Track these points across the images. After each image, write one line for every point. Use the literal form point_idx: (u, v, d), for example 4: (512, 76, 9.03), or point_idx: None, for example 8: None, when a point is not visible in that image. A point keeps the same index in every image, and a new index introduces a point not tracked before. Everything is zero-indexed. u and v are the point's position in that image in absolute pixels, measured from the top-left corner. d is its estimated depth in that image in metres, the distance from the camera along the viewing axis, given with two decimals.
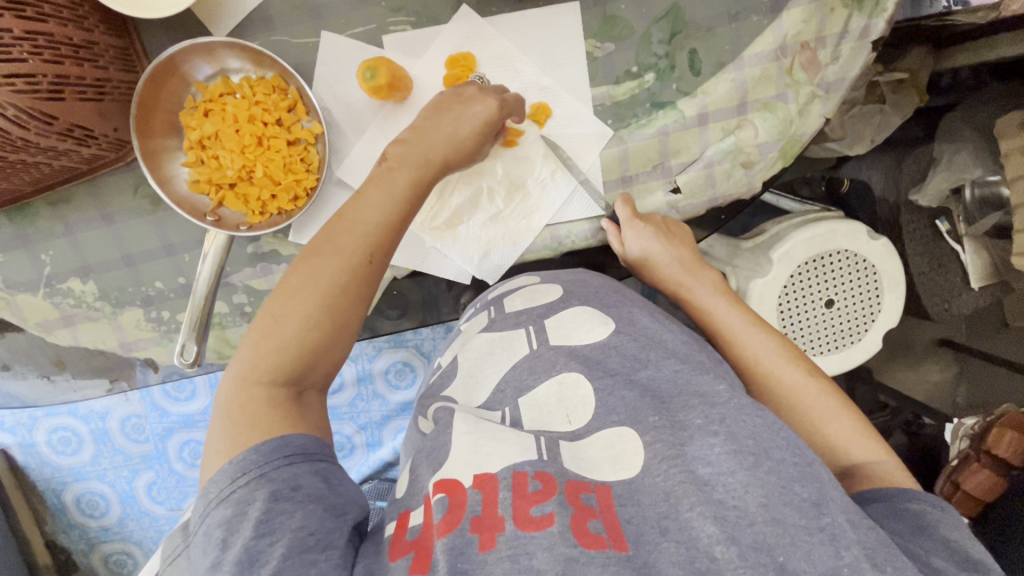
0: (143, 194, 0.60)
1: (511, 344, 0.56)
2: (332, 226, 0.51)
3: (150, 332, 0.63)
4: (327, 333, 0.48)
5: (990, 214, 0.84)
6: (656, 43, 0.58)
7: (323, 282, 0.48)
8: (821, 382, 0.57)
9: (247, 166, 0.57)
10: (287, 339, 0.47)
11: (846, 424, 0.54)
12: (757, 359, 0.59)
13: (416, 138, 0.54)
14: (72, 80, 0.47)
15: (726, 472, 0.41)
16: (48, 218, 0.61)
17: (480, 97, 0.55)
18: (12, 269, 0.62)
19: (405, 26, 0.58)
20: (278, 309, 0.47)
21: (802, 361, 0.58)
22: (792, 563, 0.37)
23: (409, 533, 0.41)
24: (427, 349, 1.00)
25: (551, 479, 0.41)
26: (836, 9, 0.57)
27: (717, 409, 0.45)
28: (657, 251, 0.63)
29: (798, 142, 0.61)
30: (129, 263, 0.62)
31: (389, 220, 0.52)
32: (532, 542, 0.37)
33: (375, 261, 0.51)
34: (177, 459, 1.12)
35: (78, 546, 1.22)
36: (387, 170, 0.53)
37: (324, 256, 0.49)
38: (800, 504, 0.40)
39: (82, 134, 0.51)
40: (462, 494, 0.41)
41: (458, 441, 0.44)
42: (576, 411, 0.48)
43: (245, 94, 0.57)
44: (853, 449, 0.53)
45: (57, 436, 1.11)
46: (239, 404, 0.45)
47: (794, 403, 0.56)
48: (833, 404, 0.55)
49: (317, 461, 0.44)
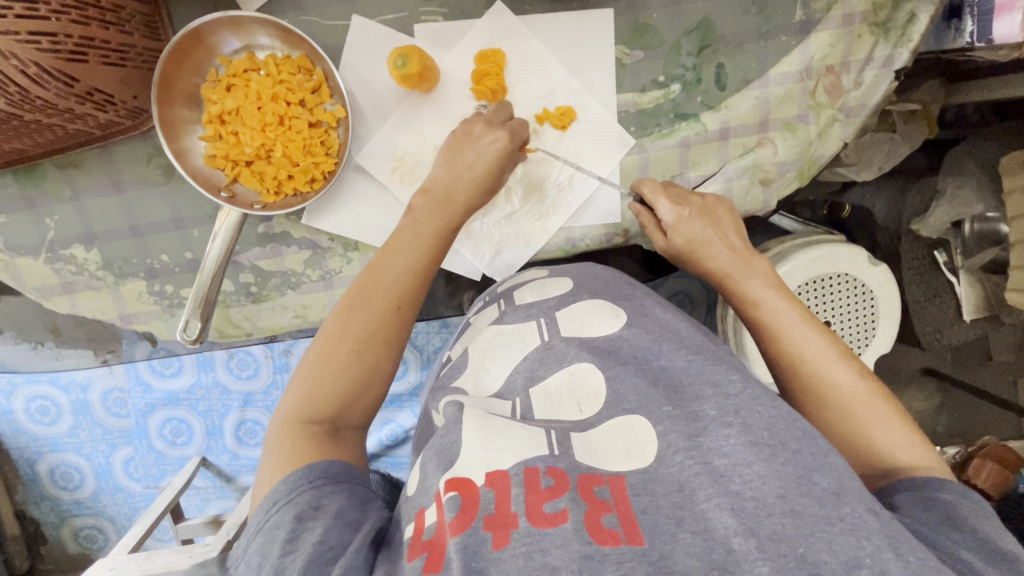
0: (157, 164, 0.59)
1: (522, 335, 0.55)
2: (367, 280, 0.53)
3: (151, 305, 0.62)
4: (359, 377, 0.50)
5: (988, 248, 0.88)
6: (685, 54, 0.58)
7: (356, 332, 0.50)
8: (872, 385, 0.51)
9: (267, 144, 0.56)
10: (323, 384, 0.48)
11: (896, 426, 0.49)
12: (805, 357, 0.52)
13: (438, 189, 0.57)
14: (97, 43, 0.46)
15: (742, 463, 0.39)
16: (57, 181, 0.59)
17: (490, 131, 0.57)
18: (14, 229, 0.60)
19: (437, 17, 0.57)
20: (314, 359, 0.49)
21: (852, 361, 0.52)
22: (813, 555, 0.35)
23: (425, 533, 0.40)
24: (421, 343, 0.98)
25: (562, 474, 0.40)
26: (863, 35, 0.58)
27: (732, 400, 0.44)
28: (699, 229, 0.58)
29: (816, 164, 0.61)
30: (136, 234, 0.60)
31: (420, 276, 0.54)
32: (546, 539, 0.36)
33: (404, 306, 0.53)
34: (158, 436, 1.10)
35: (48, 518, 1.20)
36: (412, 221, 0.56)
37: (359, 308, 0.51)
38: (819, 493, 0.38)
39: (101, 99, 0.50)
40: (474, 494, 0.40)
41: (467, 439, 0.43)
42: (587, 400, 0.48)
43: (269, 72, 0.56)
44: (900, 455, 0.48)
45: (35, 405, 1.07)
46: (279, 445, 0.46)
47: (834, 394, 0.50)
48: (880, 405, 0.49)
49: (342, 484, 0.44)
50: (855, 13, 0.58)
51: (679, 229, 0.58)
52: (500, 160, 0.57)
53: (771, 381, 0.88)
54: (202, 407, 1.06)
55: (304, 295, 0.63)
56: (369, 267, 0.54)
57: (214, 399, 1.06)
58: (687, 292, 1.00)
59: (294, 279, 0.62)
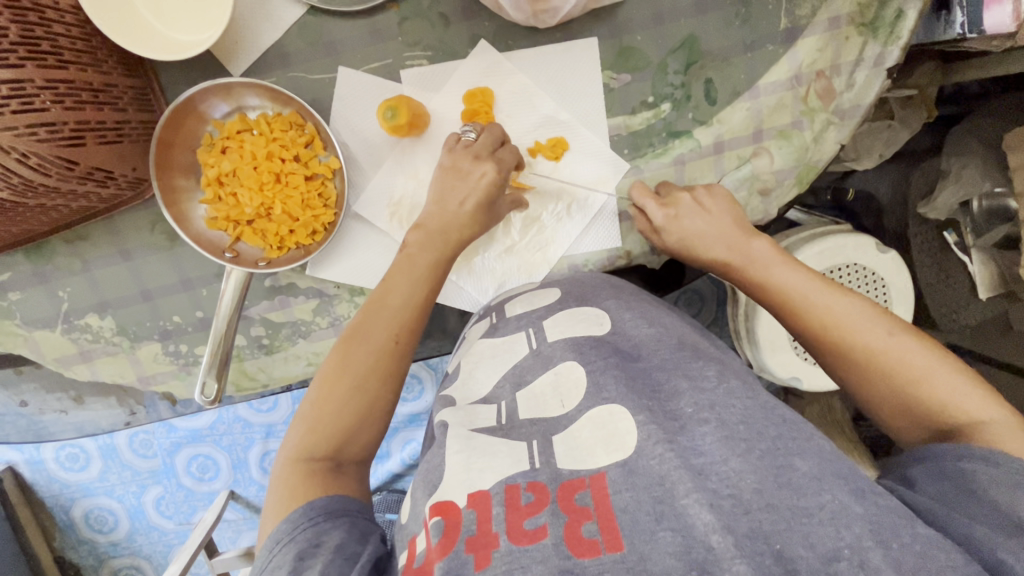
0: (161, 230, 0.60)
1: (512, 347, 0.56)
2: (365, 317, 0.54)
3: (168, 365, 0.63)
4: (359, 410, 0.50)
5: (999, 224, 0.85)
6: (672, 73, 0.58)
7: (354, 367, 0.51)
8: (906, 338, 0.49)
9: (265, 203, 0.58)
10: (325, 422, 0.49)
11: (948, 376, 0.47)
12: (826, 326, 0.52)
13: (431, 224, 0.57)
14: (93, 125, 0.47)
15: (719, 461, 0.40)
16: (66, 254, 0.60)
17: (478, 164, 0.57)
18: (29, 304, 0.61)
19: (423, 62, 0.58)
20: (315, 396, 0.50)
21: (885, 319, 0.51)
22: (789, 550, 0.36)
23: (417, 559, 0.41)
24: (434, 362, 1.00)
25: (543, 488, 0.42)
26: (851, 37, 0.57)
27: (706, 395, 0.45)
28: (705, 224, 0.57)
29: (814, 168, 0.60)
30: (147, 298, 0.62)
31: (414, 310, 0.55)
32: (526, 556, 0.37)
33: (402, 341, 0.53)
34: (186, 474, 1.11)
35: (87, 561, 1.23)
36: (407, 256, 0.56)
37: (357, 343, 0.52)
38: (795, 483, 0.39)
39: (102, 176, 0.51)
40: (457, 515, 0.41)
41: (450, 462, 0.45)
42: (569, 395, 0.48)
43: (262, 131, 0.57)
44: (957, 410, 0.46)
45: (66, 453, 1.10)
46: (281, 484, 0.46)
47: (873, 366, 0.50)
48: (924, 361, 0.48)
49: (342, 518, 0.44)
50: (841, 16, 0.57)
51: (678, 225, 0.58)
52: (487, 187, 0.57)
53: (794, 376, 0.86)
54: (225, 442, 1.08)
55: (315, 343, 0.63)
56: (370, 301, 0.55)
57: (237, 433, 1.08)
58: (695, 291, 1.00)
59: (304, 328, 0.63)
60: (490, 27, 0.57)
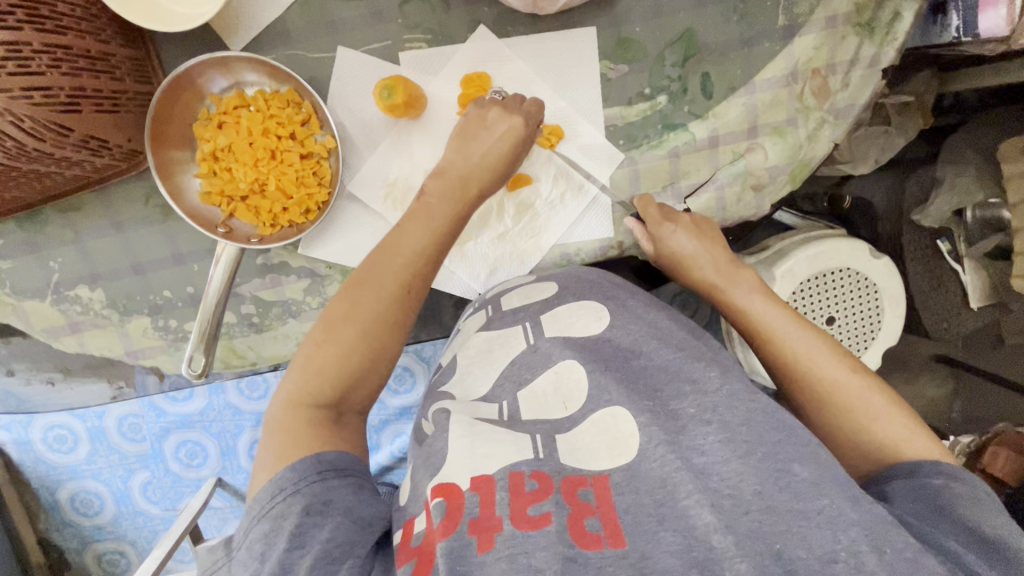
0: (155, 204, 0.60)
1: (508, 341, 0.56)
2: (376, 262, 0.53)
3: (157, 340, 0.63)
4: (365, 356, 0.50)
5: (992, 234, 0.86)
6: (669, 66, 0.59)
7: (363, 313, 0.51)
8: (866, 379, 0.53)
9: (260, 179, 0.57)
10: (328, 366, 0.49)
11: (900, 421, 0.50)
12: (798, 357, 0.55)
13: (452, 173, 0.57)
14: (89, 92, 0.47)
15: (720, 462, 0.41)
16: (59, 225, 0.60)
17: (503, 117, 0.57)
18: (20, 274, 0.61)
19: (421, 45, 0.58)
20: (319, 338, 0.50)
21: (847, 359, 0.54)
22: (789, 551, 0.37)
23: (414, 539, 0.40)
24: (427, 354, 1.00)
25: (547, 477, 0.41)
26: (848, 36, 0.58)
27: (710, 398, 0.45)
28: (693, 250, 0.61)
29: (807, 166, 0.61)
30: (138, 272, 0.62)
31: (426, 257, 0.54)
32: (529, 541, 0.37)
33: (413, 289, 0.53)
34: (173, 459, 1.11)
35: (70, 544, 1.22)
36: (424, 204, 0.56)
37: (365, 289, 0.52)
38: (797, 487, 0.39)
39: (97, 145, 0.51)
40: (460, 498, 0.40)
41: (454, 445, 0.43)
42: (572, 396, 0.49)
43: (259, 108, 0.57)
44: (905, 451, 0.49)
45: (54, 434, 1.10)
46: (284, 425, 0.47)
47: (838, 401, 0.52)
48: (881, 403, 0.51)
49: (350, 476, 0.45)
50: (838, 15, 0.57)
51: (669, 242, 0.61)
52: (512, 141, 0.57)
53: None
54: (216, 428, 1.08)
55: (305, 323, 0.63)
56: (380, 246, 0.55)
57: (227, 419, 1.07)
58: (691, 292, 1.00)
59: (295, 308, 0.63)
60: (490, 13, 0.58)
